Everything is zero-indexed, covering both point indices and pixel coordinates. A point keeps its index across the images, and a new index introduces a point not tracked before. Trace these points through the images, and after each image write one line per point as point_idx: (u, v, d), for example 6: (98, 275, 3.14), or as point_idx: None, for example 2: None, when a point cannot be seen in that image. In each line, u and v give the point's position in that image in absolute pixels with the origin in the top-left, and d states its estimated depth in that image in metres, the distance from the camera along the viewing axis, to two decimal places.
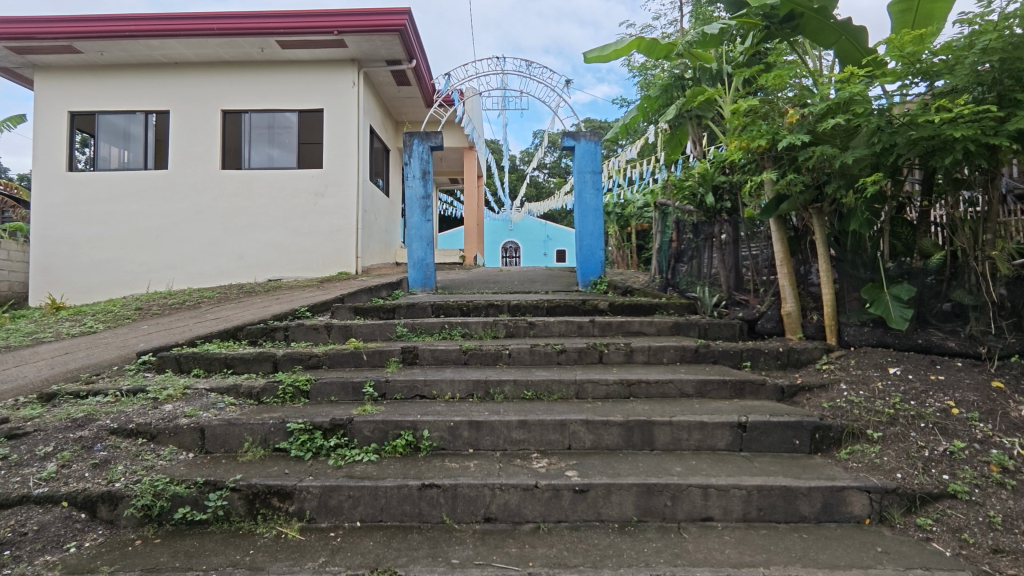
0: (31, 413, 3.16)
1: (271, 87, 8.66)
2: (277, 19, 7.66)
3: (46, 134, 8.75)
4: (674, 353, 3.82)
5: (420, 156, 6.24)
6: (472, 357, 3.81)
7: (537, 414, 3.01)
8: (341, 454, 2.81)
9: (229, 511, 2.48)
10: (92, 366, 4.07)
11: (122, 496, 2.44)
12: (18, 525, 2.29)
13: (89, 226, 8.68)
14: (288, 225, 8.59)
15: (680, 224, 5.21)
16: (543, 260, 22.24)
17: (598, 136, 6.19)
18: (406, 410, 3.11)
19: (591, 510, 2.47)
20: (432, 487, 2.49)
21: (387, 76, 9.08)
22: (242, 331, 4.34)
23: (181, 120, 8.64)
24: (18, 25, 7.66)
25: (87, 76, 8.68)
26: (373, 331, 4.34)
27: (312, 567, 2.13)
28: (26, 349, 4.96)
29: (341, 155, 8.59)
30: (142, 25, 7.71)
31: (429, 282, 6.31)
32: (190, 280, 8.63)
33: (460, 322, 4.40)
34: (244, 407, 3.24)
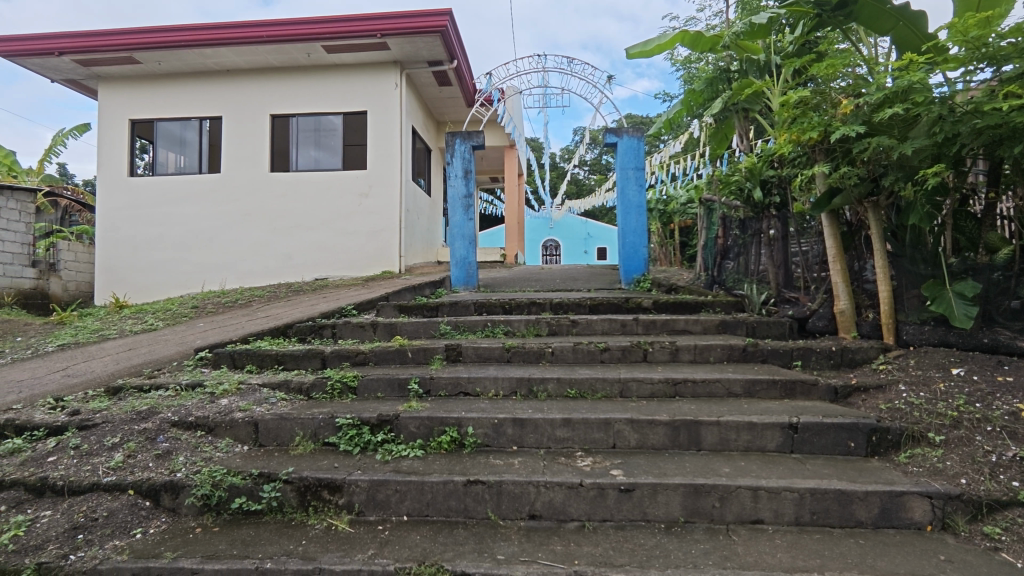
0: (100, 405, 3.35)
1: (317, 91, 8.89)
2: (322, 24, 7.85)
3: (109, 141, 9.21)
4: (720, 352, 3.74)
5: (463, 156, 6.29)
6: (515, 355, 3.83)
7: (581, 412, 3.00)
8: (388, 449, 2.87)
9: (282, 502, 2.57)
10: (153, 361, 4.29)
11: (183, 485, 2.55)
12: (90, 511, 2.44)
13: (148, 228, 9.11)
14: (333, 225, 8.80)
15: (727, 220, 5.08)
16: (583, 258, 22.10)
17: (641, 132, 6.10)
18: (451, 407, 3.16)
19: (636, 510, 2.45)
20: (477, 483, 2.51)
21: (429, 77, 9.19)
22: (292, 329, 4.48)
23: (232, 125, 8.96)
24: (83, 39, 8.10)
25: (146, 85, 9.11)
26: (417, 328, 4.41)
27: (362, 559, 2.18)
28: (94, 345, 5.26)
29: (384, 156, 8.75)
30: (197, 34, 8.04)
31: (471, 280, 6.36)
32: (241, 279, 8.94)
33: (503, 320, 4.43)
34: (295, 402, 3.34)
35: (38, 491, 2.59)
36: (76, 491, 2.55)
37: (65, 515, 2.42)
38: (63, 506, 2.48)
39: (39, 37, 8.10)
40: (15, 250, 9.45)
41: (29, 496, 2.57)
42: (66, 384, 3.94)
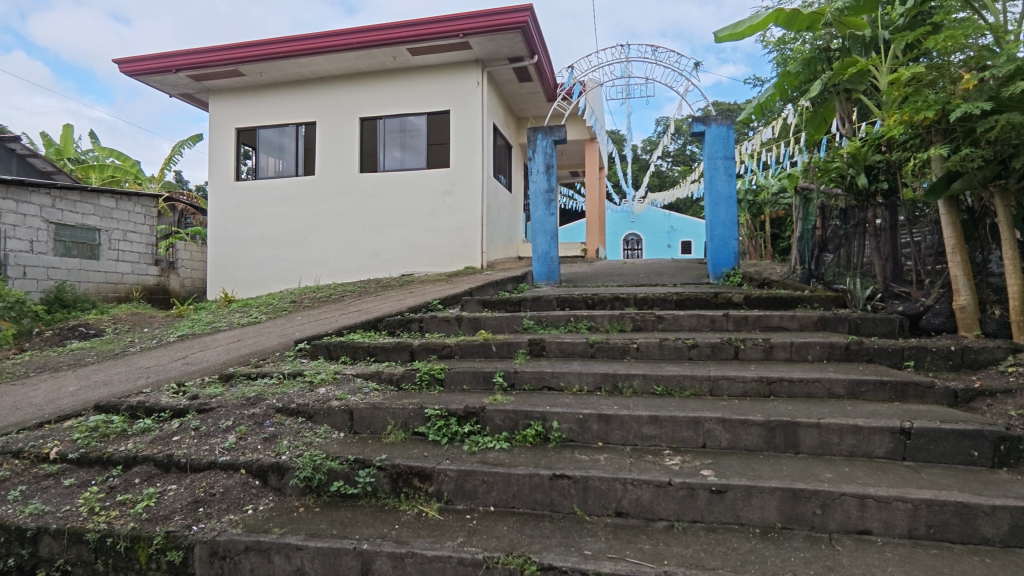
0: (215, 391, 3.66)
1: (403, 93, 9.21)
2: (408, 28, 8.12)
3: (218, 149, 10.00)
4: (820, 351, 3.51)
5: (544, 151, 6.29)
6: (599, 350, 3.79)
7: (668, 409, 2.93)
8: (475, 440, 2.93)
9: (377, 487, 2.69)
10: (258, 351, 4.62)
11: (288, 467, 2.73)
12: (209, 487, 2.68)
13: (252, 229, 9.82)
14: (418, 222, 9.09)
15: (826, 209, 4.76)
16: (666, 252, 21.51)
17: (730, 119, 5.82)
18: (536, 401, 3.18)
19: (729, 513, 2.36)
20: (563, 477, 2.51)
21: (510, 74, 9.25)
22: (382, 322, 4.69)
23: (325, 129, 9.47)
24: (196, 56, 8.85)
25: (250, 95, 9.81)
26: (500, 323, 4.47)
27: (452, 546, 2.25)
28: (208, 336, 5.76)
29: (466, 154, 8.93)
30: (293, 45, 8.56)
31: (553, 275, 6.38)
32: (334, 276, 9.43)
33: (586, 315, 4.40)
34: (387, 392, 3.48)
35: (165, 467, 2.86)
36: (197, 468, 2.81)
37: (188, 490, 2.67)
38: (187, 481, 2.74)
39: (159, 56, 8.94)
40: (142, 250, 10.59)
41: (157, 471, 2.85)
42: (186, 371, 4.34)
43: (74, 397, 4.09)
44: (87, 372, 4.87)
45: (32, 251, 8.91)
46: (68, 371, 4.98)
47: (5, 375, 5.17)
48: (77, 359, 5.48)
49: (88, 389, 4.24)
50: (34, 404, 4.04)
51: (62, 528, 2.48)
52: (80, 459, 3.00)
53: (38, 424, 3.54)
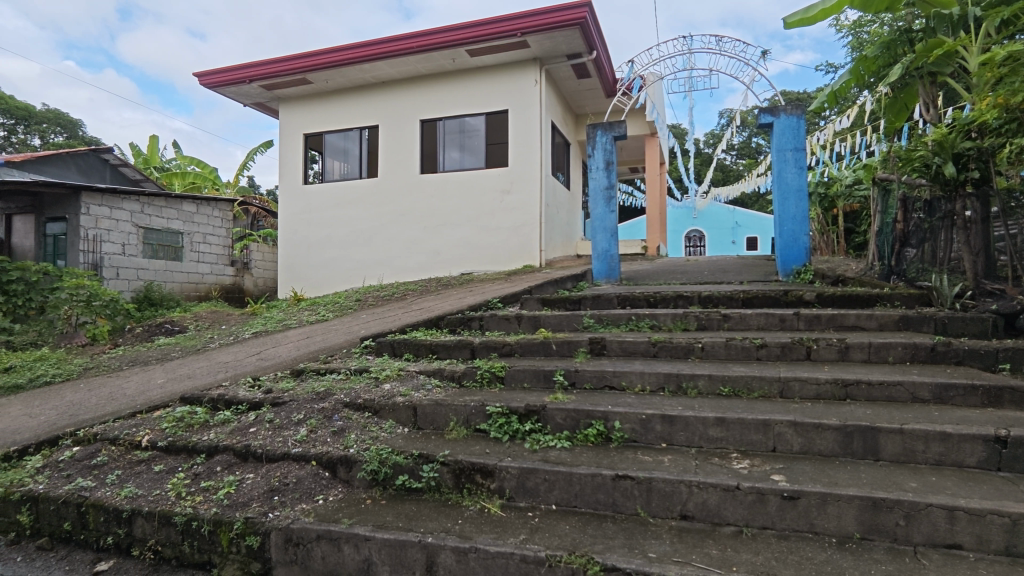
0: (287, 385, 3.84)
1: (463, 94, 9.33)
2: (467, 30, 8.21)
3: (287, 154, 10.45)
4: (902, 352, 3.31)
5: (604, 148, 6.21)
6: (662, 350, 3.72)
7: (735, 411, 2.83)
8: (536, 438, 2.93)
9: (440, 482, 2.74)
10: (327, 348, 4.81)
11: (356, 460, 2.83)
12: (283, 476, 2.81)
13: (319, 230, 10.21)
14: (477, 222, 9.19)
15: (908, 201, 4.46)
16: (731, 249, 20.81)
17: (801, 109, 5.56)
18: (598, 400, 3.15)
19: (802, 520, 2.25)
20: (626, 478, 2.48)
21: (568, 71, 9.20)
22: (444, 320, 4.78)
23: (388, 132, 9.73)
24: (267, 66, 9.29)
25: (317, 102, 10.21)
26: (560, 321, 4.46)
27: (514, 542, 2.26)
28: (280, 333, 6.04)
29: (525, 153, 8.95)
30: (357, 52, 8.83)
31: (613, 273, 6.30)
32: (396, 275, 9.67)
33: (648, 313, 4.31)
34: (449, 389, 3.55)
35: (243, 456, 3.03)
36: (272, 459, 2.95)
37: (265, 479, 2.82)
38: (263, 471, 2.89)
39: (234, 68, 9.46)
40: (219, 252, 11.24)
41: (236, 460, 3.02)
42: (261, 366, 4.58)
43: (162, 389, 4.39)
44: (173, 366, 5.22)
45: (124, 254, 9.63)
46: (156, 365, 5.35)
47: (102, 368, 5.61)
48: (164, 354, 5.88)
49: (174, 382, 4.54)
50: (127, 396, 4.36)
51: (153, 510, 2.67)
52: (168, 447, 3.22)
53: (131, 413, 3.83)
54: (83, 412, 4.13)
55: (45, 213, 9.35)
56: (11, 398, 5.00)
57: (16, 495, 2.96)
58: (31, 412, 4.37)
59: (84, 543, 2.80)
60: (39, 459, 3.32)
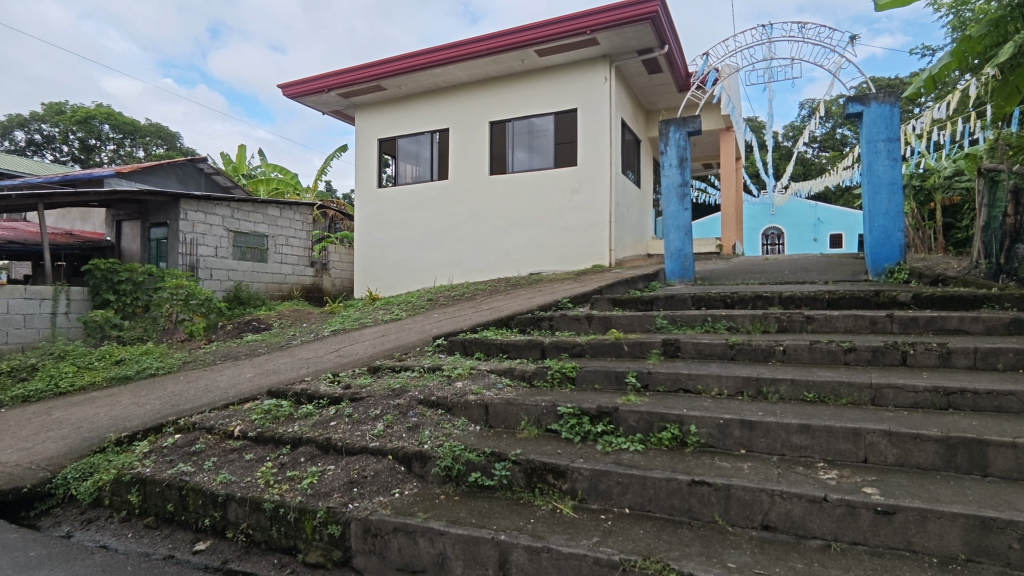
0: (365, 381, 4.00)
1: (532, 95, 9.37)
2: (535, 30, 8.25)
3: (363, 158, 10.86)
4: (1013, 359, 3.03)
5: (677, 144, 6.04)
6: (740, 352, 3.57)
7: (821, 418, 2.68)
8: (608, 440, 2.90)
9: (512, 481, 2.77)
10: (401, 346, 4.96)
11: (430, 456, 2.90)
12: (362, 469, 2.92)
13: (393, 231, 10.54)
14: (546, 221, 9.19)
15: (1020, 192, 4.05)
16: (812, 247, 19.74)
17: (895, 96, 5.18)
18: (672, 403, 3.07)
19: (899, 537, 2.11)
20: (702, 484, 2.40)
21: (638, 67, 9.03)
22: (514, 320, 4.82)
23: (458, 135, 9.91)
24: (344, 75, 9.71)
25: (391, 108, 10.56)
26: (632, 322, 4.38)
27: (586, 544, 2.25)
28: (357, 332, 6.29)
29: (594, 151, 8.86)
30: (428, 57, 9.07)
31: (687, 273, 6.13)
32: (466, 275, 9.83)
33: (724, 314, 4.17)
34: (520, 388, 3.57)
35: (325, 449, 3.17)
36: (351, 452, 3.08)
37: (345, 471, 2.94)
38: (343, 463, 3.01)
39: (314, 78, 9.95)
40: (301, 253, 11.87)
41: (319, 452, 3.17)
42: (340, 362, 4.79)
43: (251, 382, 4.69)
44: (260, 361, 5.56)
45: (217, 256, 10.33)
46: (245, 360, 5.72)
47: (199, 362, 6.06)
48: (252, 349, 6.27)
49: (262, 376, 4.84)
50: (220, 388, 4.69)
51: (245, 496, 2.85)
52: (257, 437, 3.42)
53: (225, 404, 4.11)
54: (183, 402, 4.48)
55: (149, 219, 10.19)
56: (121, 388, 5.51)
57: (127, 477, 3.25)
58: (138, 402, 4.79)
59: (184, 524, 3.01)
60: (146, 445, 3.62)
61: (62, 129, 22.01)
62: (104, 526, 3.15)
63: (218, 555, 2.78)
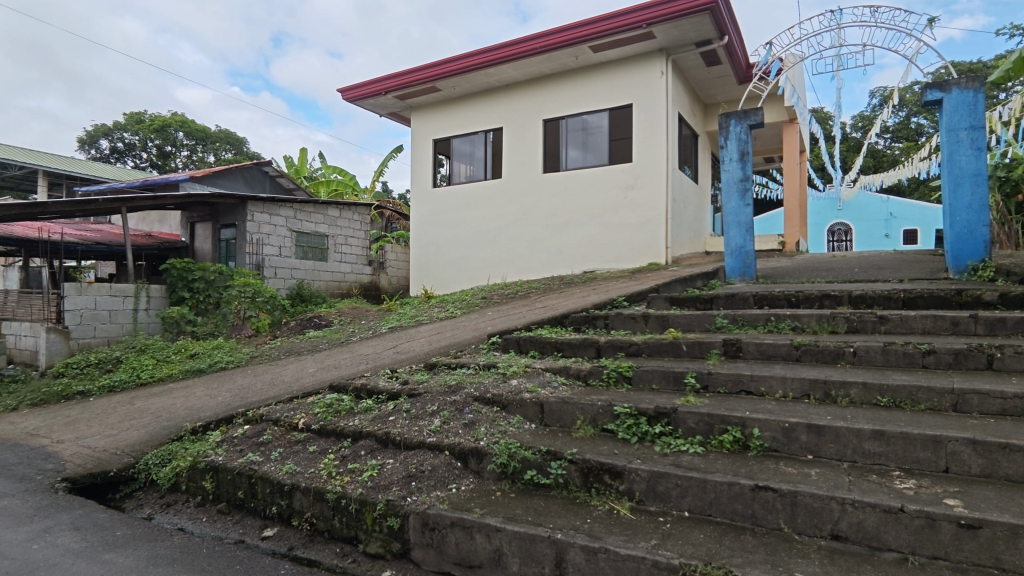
0: (422, 377, 4.08)
1: (586, 91, 9.29)
2: (589, 26, 8.17)
3: (419, 159, 11.06)
4: None
5: (738, 137, 5.85)
6: (806, 354, 3.43)
7: (896, 424, 2.54)
8: (667, 441, 2.84)
9: (568, 480, 2.76)
10: (456, 343, 5.03)
11: (486, 453, 2.92)
12: (420, 464, 2.98)
13: (447, 231, 10.70)
14: (601, 219, 9.09)
15: None
16: (884, 243, 18.70)
17: (979, 81, 4.83)
18: (734, 405, 2.98)
19: (985, 554, 1.97)
20: (767, 490, 2.32)
21: (696, 59, 8.80)
22: (568, 319, 4.80)
23: (512, 134, 9.95)
24: (401, 77, 9.92)
25: (446, 109, 10.72)
26: (691, 322, 4.28)
27: (645, 547, 2.21)
28: (413, 329, 6.42)
29: (650, 147, 8.70)
30: (483, 57, 9.15)
31: (748, 270, 5.92)
32: (520, 273, 9.85)
33: (789, 314, 4.01)
34: (575, 387, 3.55)
35: (384, 443, 3.25)
36: (409, 446, 3.14)
37: (403, 465, 3.00)
38: (402, 457, 3.08)
39: (372, 82, 10.21)
40: (359, 253, 12.24)
41: (378, 446, 3.25)
42: (398, 359, 4.91)
43: (314, 377, 4.87)
44: (322, 356, 5.77)
45: (281, 255, 10.77)
46: (308, 356, 5.94)
47: (265, 357, 6.35)
48: (315, 345, 6.51)
49: (324, 371, 5.02)
50: (285, 381, 4.91)
51: (309, 486, 2.96)
52: (320, 430, 3.55)
53: (290, 397, 4.28)
54: (251, 395, 4.71)
55: (219, 221, 10.74)
56: (195, 380, 5.84)
57: (201, 464, 3.44)
58: (211, 394, 5.07)
59: (254, 510, 3.16)
60: (219, 434, 3.82)
61: (141, 137, 23.48)
62: (181, 509, 3.34)
63: (285, 542, 2.90)
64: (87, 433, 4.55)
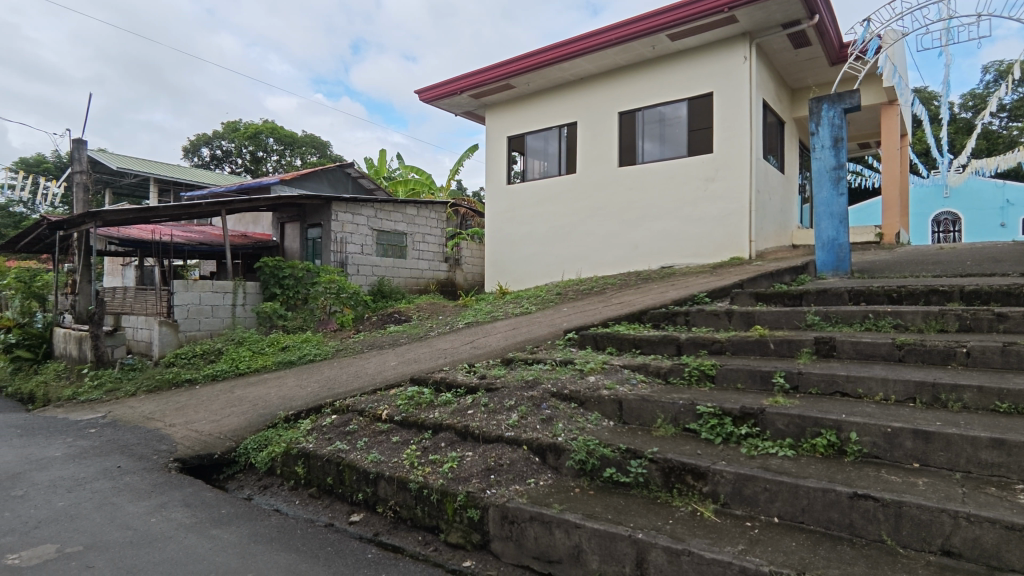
0: (499, 372, 4.13)
1: (663, 81, 9.04)
2: (668, 14, 7.94)
3: (493, 156, 11.18)
4: None
5: (831, 123, 5.49)
6: (910, 354, 3.17)
7: (1020, 433, 2.30)
8: (754, 444, 2.72)
9: (649, 479, 2.71)
10: (532, 339, 5.06)
11: (564, 449, 2.92)
12: (498, 457, 3.01)
13: (522, 227, 10.75)
14: (679, 212, 8.82)
15: None
16: (998, 234, 16.94)
17: None
18: (828, 407, 2.80)
19: None
20: (866, 498, 2.17)
21: (783, 42, 8.34)
22: (647, 315, 4.71)
23: (586, 128, 9.85)
24: (476, 76, 10.07)
25: (520, 106, 10.76)
26: (778, 318, 4.07)
27: (731, 552, 2.12)
28: (489, 324, 6.50)
29: (733, 136, 8.34)
30: (557, 52, 9.11)
31: (842, 264, 5.57)
32: (595, 268, 9.74)
33: (890, 310, 3.72)
34: (654, 385, 3.48)
35: (463, 435, 3.31)
36: (488, 440, 3.18)
37: (482, 458, 3.05)
38: (480, 450, 3.12)
39: (448, 82, 10.42)
40: (436, 250, 12.57)
41: (457, 438, 3.32)
42: (475, 353, 5.00)
43: (395, 370, 5.05)
44: (402, 350, 5.97)
45: (363, 253, 11.23)
46: (390, 349, 6.17)
47: (350, 351, 6.65)
48: (395, 339, 6.75)
49: (404, 365, 5.20)
50: (369, 374, 5.12)
51: (393, 475, 3.08)
52: (402, 421, 3.68)
53: (373, 389, 4.47)
54: (337, 386, 4.95)
55: (306, 221, 11.35)
56: (287, 371, 6.21)
57: (294, 450, 3.65)
58: (301, 384, 5.37)
59: (342, 496, 3.32)
60: (309, 422, 4.04)
61: (237, 144, 25.20)
62: (277, 492, 3.57)
63: (370, 528, 3.03)
64: (195, 417, 4.96)
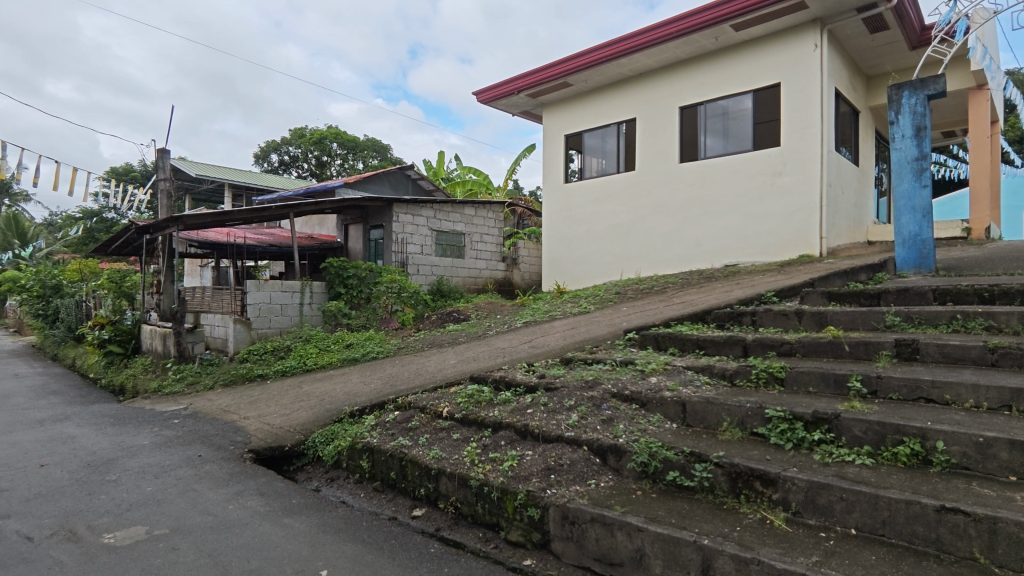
0: (558, 372, 4.12)
1: (727, 73, 8.76)
2: (731, 3, 7.70)
3: (551, 155, 11.16)
4: None
5: (913, 110, 5.15)
6: (1004, 358, 2.93)
7: None
8: (828, 450, 2.60)
9: (714, 484, 2.62)
10: (591, 339, 5.02)
11: (625, 450, 2.88)
12: (558, 457, 3.00)
13: (580, 226, 10.67)
14: (744, 209, 8.51)
15: None
16: None
17: None
18: (911, 414, 2.63)
19: None
20: (956, 513, 2.03)
21: (858, 27, 7.91)
22: (710, 315, 4.58)
23: (646, 124, 9.68)
24: (533, 76, 10.10)
25: (578, 104, 10.69)
26: (853, 319, 3.85)
27: (805, 563, 2.03)
28: (547, 323, 6.50)
29: (802, 128, 7.98)
30: (616, 48, 9.00)
31: (926, 261, 5.22)
32: (655, 267, 9.55)
33: (981, 311, 3.46)
34: (719, 387, 3.38)
35: (522, 435, 3.32)
36: (547, 439, 3.17)
37: (542, 457, 3.04)
38: (540, 449, 3.12)
39: (506, 82, 10.49)
40: (493, 249, 12.68)
41: (517, 437, 3.33)
42: (533, 352, 5.01)
43: (454, 368, 5.13)
44: (461, 349, 6.05)
45: (423, 253, 11.47)
46: (449, 348, 6.27)
47: (410, 348, 6.80)
48: (454, 338, 6.86)
49: (463, 363, 5.27)
50: (429, 372, 5.23)
51: (454, 471, 3.12)
52: (462, 419, 3.72)
53: (434, 387, 4.55)
54: (399, 382, 5.08)
55: (369, 222, 11.70)
56: (351, 368, 6.43)
57: (360, 445, 3.77)
58: (365, 380, 5.56)
59: (404, 491, 3.40)
60: (373, 418, 4.16)
61: (303, 150, 26.28)
62: (343, 484, 3.70)
63: (432, 523, 3.09)
64: (267, 411, 5.21)
